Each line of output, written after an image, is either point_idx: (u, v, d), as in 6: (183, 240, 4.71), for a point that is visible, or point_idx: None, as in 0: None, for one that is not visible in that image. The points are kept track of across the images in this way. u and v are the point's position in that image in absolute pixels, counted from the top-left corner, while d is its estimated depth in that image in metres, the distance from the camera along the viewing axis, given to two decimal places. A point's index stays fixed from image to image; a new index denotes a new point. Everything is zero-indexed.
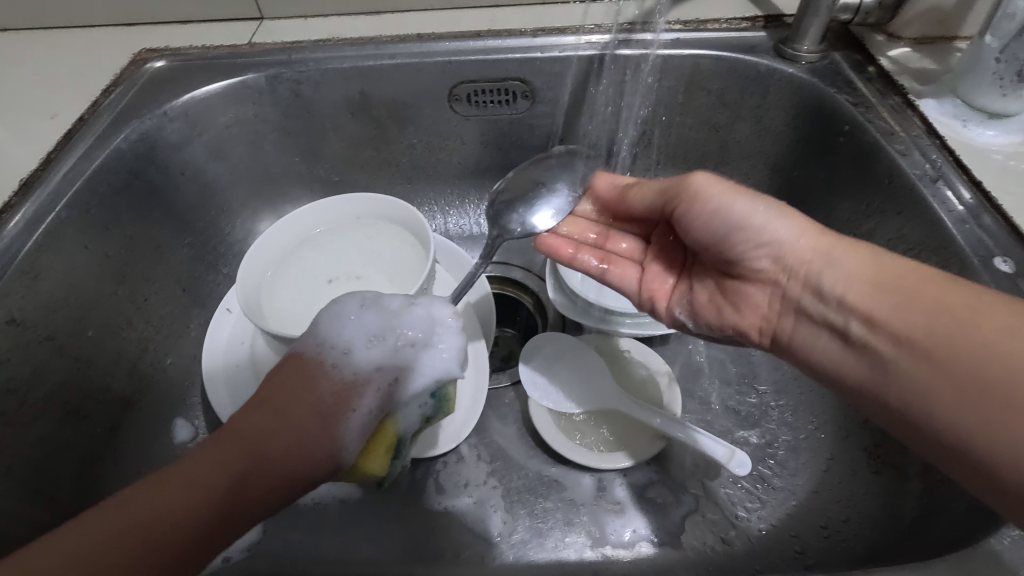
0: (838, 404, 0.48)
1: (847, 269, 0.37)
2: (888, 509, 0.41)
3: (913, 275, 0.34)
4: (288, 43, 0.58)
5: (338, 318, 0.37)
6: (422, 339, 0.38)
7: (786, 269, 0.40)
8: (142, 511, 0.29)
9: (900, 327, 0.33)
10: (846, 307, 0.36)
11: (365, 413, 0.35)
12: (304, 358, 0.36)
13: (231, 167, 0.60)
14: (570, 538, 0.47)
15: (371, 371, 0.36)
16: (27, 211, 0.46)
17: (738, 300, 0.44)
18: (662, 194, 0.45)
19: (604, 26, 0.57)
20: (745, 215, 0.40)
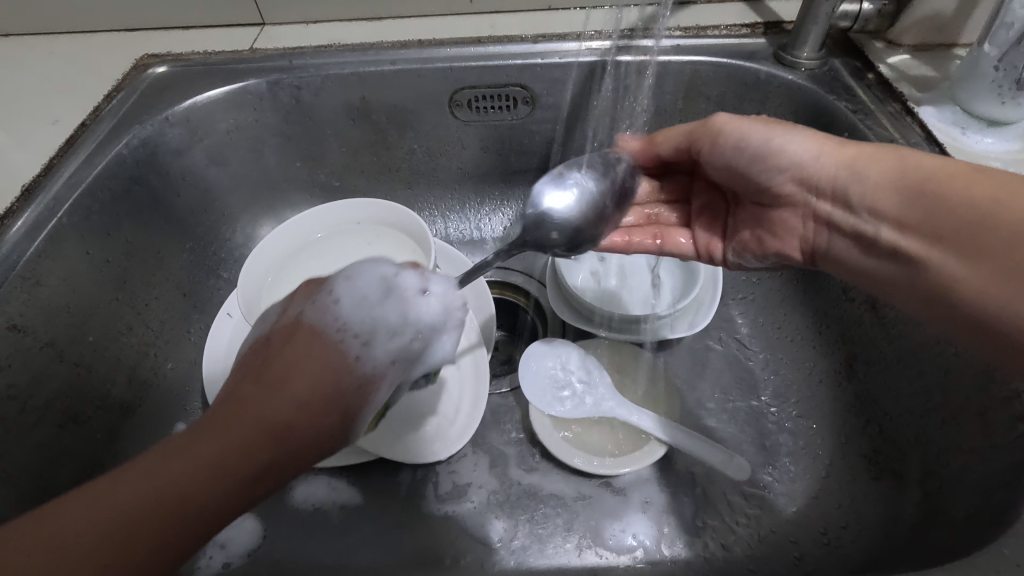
0: (839, 412, 0.50)
1: (874, 175, 0.39)
2: (888, 515, 0.43)
3: (940, 174, 0.35)
4: (289, 49, 0.59)
5: (361, 303, 0.33)
6: (435, 328, 0.35)
7: (815, 187, 0.42)
8: (149, 486, 0.28)
9: (927, 225, 0.35)
10: (875, 214, 0.39)
11: (377, 406, 0.33)
12: (321, 336, 0.32)
13: (232, 172, 0.60)
14: (570, 544, 0.47)
15: (388, 366, 0.33)
16: (28, 216, 0.46)
17: (776, 227, 0.47)
18: (687, 138, 0.48)
19: (604, 33, 0.57)
20: (772, 139, 0.43)
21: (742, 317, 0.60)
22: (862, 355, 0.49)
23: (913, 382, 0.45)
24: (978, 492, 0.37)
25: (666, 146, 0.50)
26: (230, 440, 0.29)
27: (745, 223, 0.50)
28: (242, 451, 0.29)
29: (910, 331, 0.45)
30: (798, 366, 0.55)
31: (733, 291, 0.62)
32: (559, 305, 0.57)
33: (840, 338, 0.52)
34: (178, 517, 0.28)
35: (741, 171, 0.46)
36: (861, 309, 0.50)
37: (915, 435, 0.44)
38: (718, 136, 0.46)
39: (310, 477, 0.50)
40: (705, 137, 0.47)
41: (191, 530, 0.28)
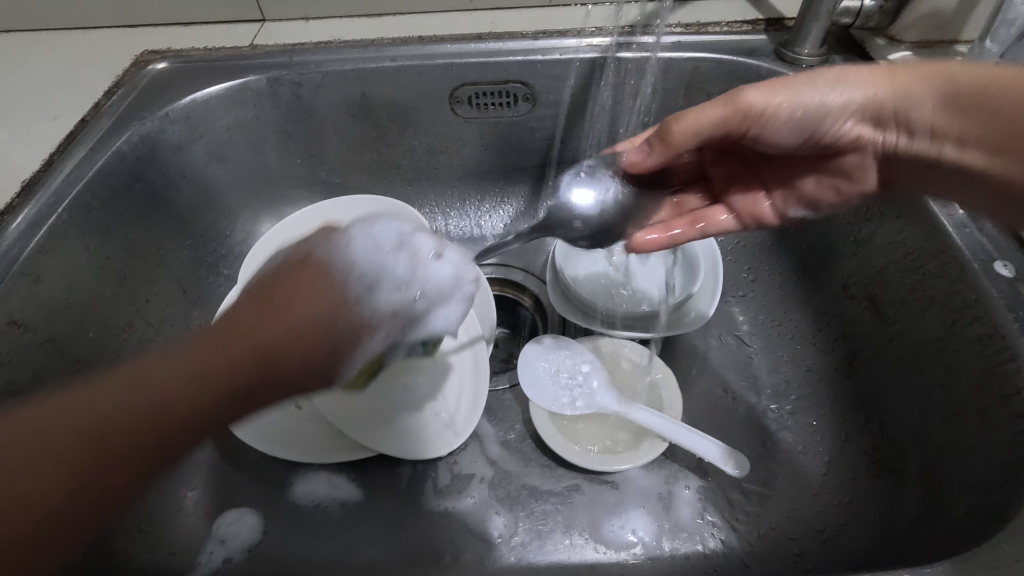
0: (839, 410, 0.50)
1: (923, 100, 0.38)
2: (886, 513, 0.43)
3: (991, 81, 0.34)
4: (290, 46, 0.59)
5: (373, 251, 0.34)
6: (437, 297, 0.37)
7: (875, 122, 0.40)
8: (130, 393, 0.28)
9: (992, 137, 0.35)
10: (938, 135, 0.38)
11: (368, 351, 0.34)
12: (329, 276, 0.32)
13: (233, 168, 0.60)
14: (570, 540, 0.47)
15: (388, 316, 0.34)
16: (28, 213, 0.46)
17: (847, 173, 0.46)
18: (720, 126, 0.44)
19: (604, 30, 0.57)
20: (812, 98, 0.41)
21: (743, 314, 0.60)
22: (863, 353, 0.50)
23: (914, 379, 0.45)
24: (977, 490, 0.37)
25: (689, 136, 0.44)
26: (214, 362, 0.29)
27: (806, 172, 0.48)
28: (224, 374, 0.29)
29: (913, 329, 0.46)
30: (798, 363, 0.55)
31: (733, 289, 0.62)
32: (560, 301, 0.57)
33: (840, 336, 0.52)
34: (151, 434, 0.28)
35: (797, 138, 0.44)
36: (861, 308, 0.51)
37: (914, 432, 0.44)
38: (757, 113, 0.42)
39: (311, 473, 0.51)
40: (747, 122, 0.43)
41: (163, 448, 0.28)
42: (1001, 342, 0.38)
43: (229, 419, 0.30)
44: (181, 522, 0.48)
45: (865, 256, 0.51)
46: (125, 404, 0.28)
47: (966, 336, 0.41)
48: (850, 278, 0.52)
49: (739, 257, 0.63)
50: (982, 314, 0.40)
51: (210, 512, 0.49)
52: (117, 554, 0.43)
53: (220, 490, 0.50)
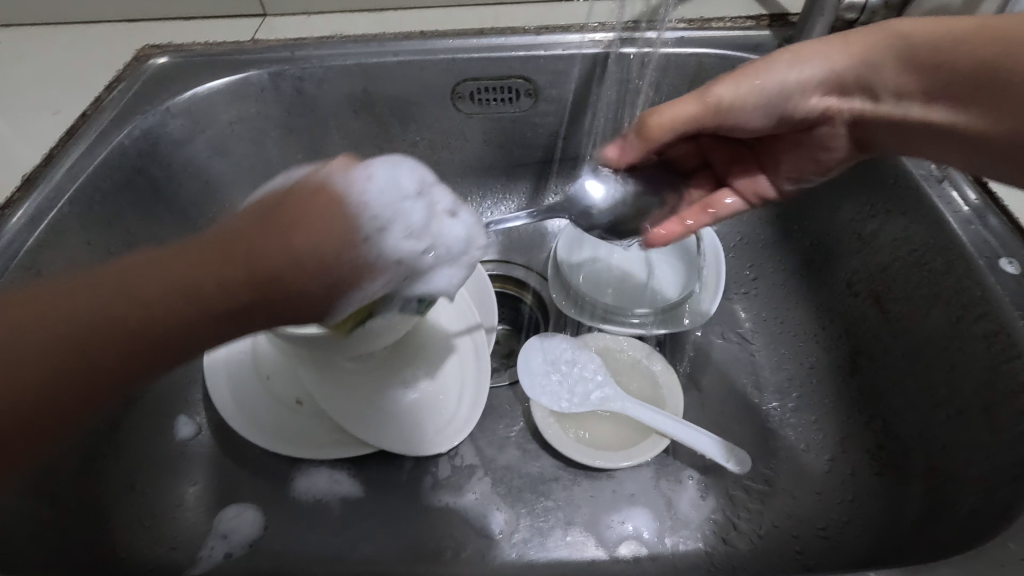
0: (843, 408, 0.50)
1: (881, 66, 0.38)
2: (890, 510, 0.43)
3: (942, 39, 0.35)
4: (291, 40, 0.58)
5: (393, 190, 0.33)
6: (444, 254, 0.37)
7: (840, 90, 0.41)
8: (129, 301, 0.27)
9: (953, 88, 0.35)
10: (904, 95, 0.38)
11: (364, 295, 0.33)
12: (342, 206, 0.30)
13: (234, 163, 0.60)
14: (571, 537, 0.47)
15: (394, 263, 0.33)
16: (29, 208, 0.46)
17: (824, 145, 0.46)
18: (697, 116, 0.45)
19: (608, 24, 0.57)
20: (771, 79, 0.42)
21: (745, 311, 0.60)
22: (868, 351, 0.49)
23: (919, 377, 0.45)
24: (982, 490, 0.37)
25: (671, 129, 0.46)
26: (215, 280, 0.28)
27: (789, 146, 0.48)
28: (218, 296, 0.28)
29: (917, 325, 0.45)
30: (801, 360, 0.55)
31: (736, 285, 0.61)
32: (561, 298, 0.57)
33: (844, 333, 0.52)
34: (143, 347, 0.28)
35: (772, 116, 0.44)
36: (865, 305, 0.50)
37: (917, 431, 0.44)
38: (726, 105, 0.44)
39: (311, 469, 0.51)
40: (716, 114, 0.45)
41: (154, 355, 0.28)
42: (1006, 339, 0.38)
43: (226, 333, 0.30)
44: (182, 517, 0.48)
45: (870, 253, 0.50)
46: (119, 316, 0.27)
47: (972, 334, 0.41)
48: (855, 274, 0.52)
49: (742, 254, 0.63)
50: (988, 312, 0.40)
51: (211, 507, 0.49)
52: (119, 546, 0.43)
53: (220, 486, 0.50)
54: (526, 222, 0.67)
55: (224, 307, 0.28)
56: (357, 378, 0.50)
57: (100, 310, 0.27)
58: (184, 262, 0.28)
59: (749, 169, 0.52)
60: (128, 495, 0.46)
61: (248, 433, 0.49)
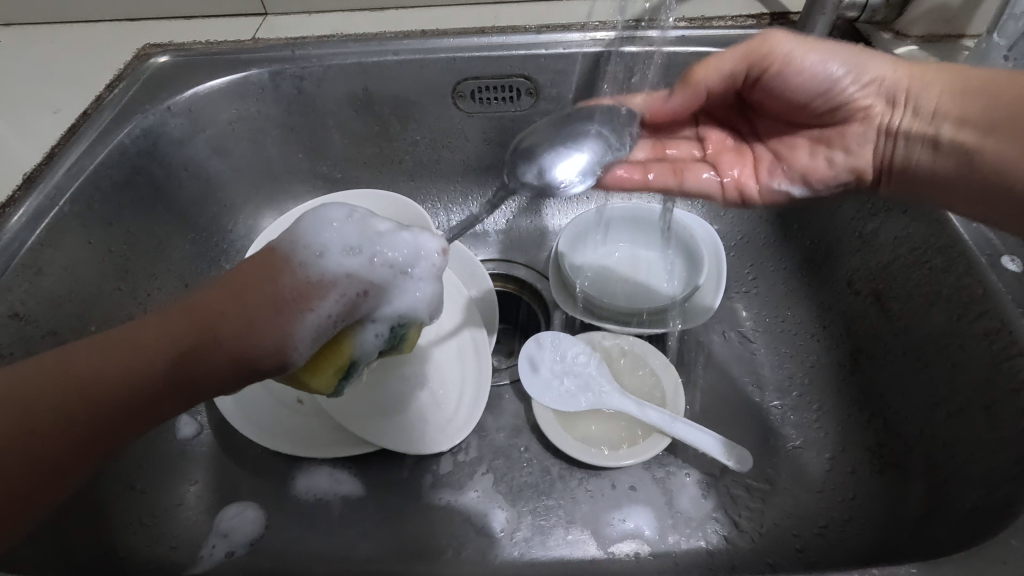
0: (844, 406, 0.50)
1: (933, 91, 0.42)
2: (891, 509, 0.43)
3: (988, 79, 0.40)
4: (292, 39, 0.58)
5: (319, 223, 0.35)
6: (401, 264, 0.37)
7: (890, 97, 0.44)
8: (89, 366, 0.30)
9: (988, 118, 0.39)
10: (939, 117, 0.42)
11: (320, 316, 0.33)
12: (275, 253, 0.34)
13: (233, 162, 0.60)
14: (571, 536, 0.47)
15: (342, 275, 0.34)
16: (29, 206, 0.46)
17: (845, 144, 0.46)
18: (745, 59, 0.46)
19: (609, 24, 0.57)
20: (828, 56, 0.44)
21: (746, 310, 0.59)
22: (868, 349, 0.49)
23: (918, 375, 0.45)
24: (982, 486, 0.37)
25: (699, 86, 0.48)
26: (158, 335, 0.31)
27: (802, 143, 0.49)
28: (153, 364, 0.31)
29: (918, 324, 0.45)
30: (802, 358, 0.55)
31: (736, 283, 0.61)
32: (561, 297, 0.57)
33: (845, 331, 0.52)
34: (85, 421, 0.30)
35: (812, 96, 0.45)
36: (867, 304, 0.50)
37: (918, 429, 0.44)
38: (774, 59, 0.45)
39: (312, 468, 0.50)
40: (766, 60, 0.45)
41: (115, 417, 0.31)
42: (1008, 337, 0.38)
43: (180, 392, 0.31)
44: (182, 516, 0.48)
45: (871, 251, 0.50)
46: (66, 391, 0.30)
47: (973, 332, 0.41)
48: (855, 273, 0.52)
49: (743, 254, 0.62)
50: (988, 309, 0.40)
51: (211, 507, 0.49)
52: (120, 547, 0.43)
53: (220, 485, 0.50)
54: (526, 221, 0.67)
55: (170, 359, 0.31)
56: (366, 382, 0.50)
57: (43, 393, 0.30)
58: (124, 337, 0.31)
59: (743, 162, 0.52)
60: (130, 493, 0.46)
61: (241, 427, 0.49)
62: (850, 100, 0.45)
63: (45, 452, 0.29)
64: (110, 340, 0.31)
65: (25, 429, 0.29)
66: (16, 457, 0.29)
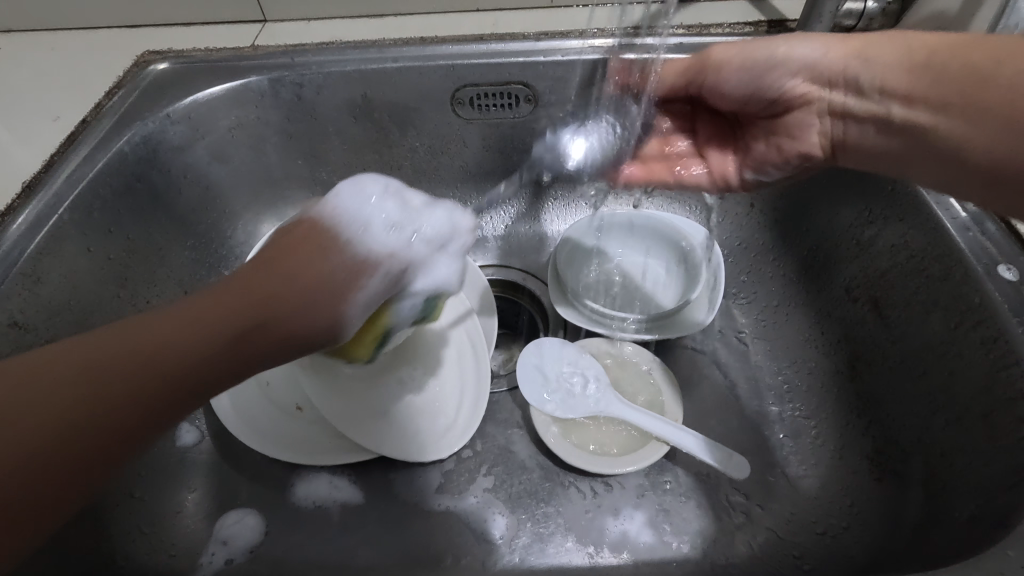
0: (841, 412, 0.50)
1: (884, 62, 0.40)
2: (892, 518, 0.43)
3: (942, 48, 0.37)
4: (292, 46, 0.58)
5: (359, 199, 0.36)
6: (435, 241, 0.38)
7: (824, 84, 0.44)
8: (145, 346, 0.29)
9: (937, 96, 0.37)
10: (887, 94, 0.41)
11: (369, 294, 0.34)
12: (322, 222, 0.34)
13: (233, 168, 0.60)
14: (571, 543, 0.47)
15: (385, 255, 0.35)
16: (29, 214, 0.46)
17: (796, 129, 0.48)
18: (685, 74, 0.52)
19: (608, 31, 0.57)
20: (766, 56, 0.46)
21: (744, 316, 0.60)
22: (867, 356, 0.50)
23: (916, 381, 0.45)
24: (980, 495, 0.37)
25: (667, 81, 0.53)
26: (214, 315, 0.30)
27: (761, 132, 0.51)
28: (204, 345, 0.29)
29: (916, 331, 0.46)
30: (801, 366, 0.55)
31: (736, 291, 0.61)
32: (556, 294, 0.57)
33: (844, 338, 0.52)
34: (140, 402, 0.29)
35: (744, 93, 0.49)
36: (865, 310, 0.51)
37: (916, 436, 0.44)
38: (715, 64, 0.49)
39: (312, 475, 0.51)
40: (704, 71, 0.50)
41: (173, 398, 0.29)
42: (1005, 346, 0.38)
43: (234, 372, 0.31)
44: (182, 524, 0.48)
45: (868, 258, 0.50)
46: (126, 367, 0.28)
47: (971, 340, 0.41)
48: (853, 280, 0.52)
49: (741, 259, 0.62)
50: (986, 317, 0.40)
51: (211, 514, 0.49)
52: (119, 555, 0.43)
53: (220, 492, 0.50)
54: (526, 227, 0.67)
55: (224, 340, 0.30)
56: (357, 387, 0.49)
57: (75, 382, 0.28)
58: (182, 314, 0.30)
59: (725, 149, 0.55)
60: (129, 501, 0.46)
61: (229, 419, 0.50)
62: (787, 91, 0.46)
63: (99, 435, 0.28)
64: (148, 323, 0.30)
65: (86, 408, 0.28)
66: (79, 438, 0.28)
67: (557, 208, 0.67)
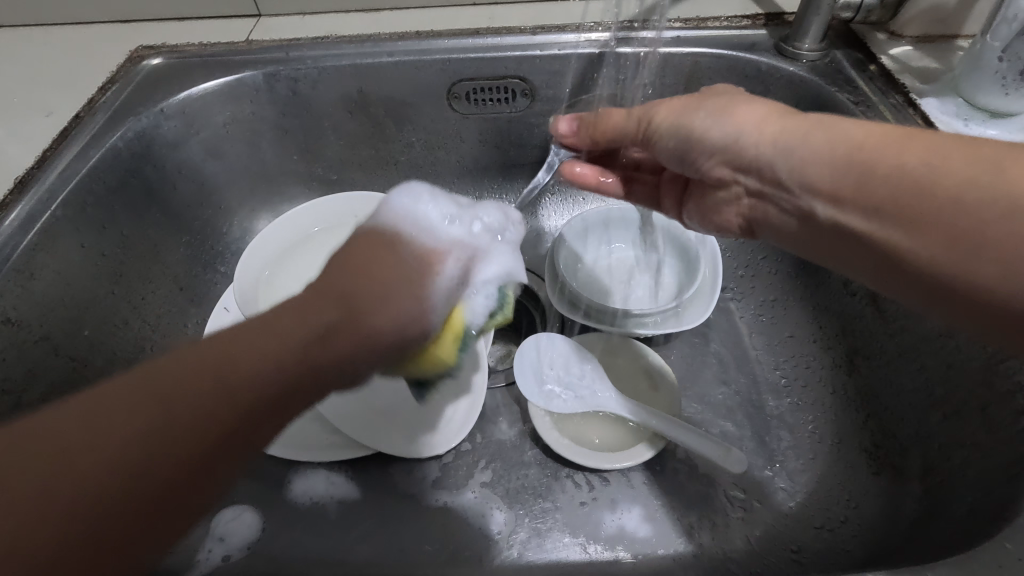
0: (840, 406, 0.50)
1: (805, 151, 0.36)
2: (890, 511, 0.42)
3: (874, 145, 0.33)
4: (286, 41, 0.58)
5: (413, 193, 0.35)
6: (496, 228, 0.37)
7: (741, 169, 0.40)
8: (222, 362, 0.26)
9: (862, 199, 0.33)
10: (810, 191, 0.36)
11: (446, 283, 0.33)
12: (382, 224, 0.33)
13: (228, 164, 0.60)
14: (570, 539, 0.47)
15: (454, 243, 0.34)
16: (22, 210, 0.45)
17: (715, 202, 0.46)
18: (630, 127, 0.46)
19: (605, 24, 0.56)
20: (694, 125, 0.41)
21: (741, 312, 0.60)
22: (864, 350, 0.49)
23: (914, 375, 0.45)
24: (978, 488, 0.37)
25: (609, 132, 0.48)
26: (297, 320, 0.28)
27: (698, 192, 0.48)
28: (287, 355, 0.27)
29: (909, 325, 0.45)
30: (799, 361, 0.54)
31: (730, 286, 0.62)
32: (551, 288, 0.57)
33: (840, 332, 0.52)
34: (226, 423, 0.25)
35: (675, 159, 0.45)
36: (863, 305, 0.50)
37: (915, 430, 0.44)
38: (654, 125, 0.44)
39: (309, 471, 0.50)
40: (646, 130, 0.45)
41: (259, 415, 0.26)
42: None
43: (324, 378, 0.28)
44: None
45: None
46: (201, 386, 0.25)
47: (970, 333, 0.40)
48: (851, 274, 0.51)
49: (739, 254, 0.62)
50: None
51: None
52: None
53: None
54: (523, 223, 0.67)
55: (310, 344, 0.27)
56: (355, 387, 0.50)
57: (140, 411, 0.24)
58: (258, 326, 0.27)
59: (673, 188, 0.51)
60: None
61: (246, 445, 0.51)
62: (709, 173, 0.43)
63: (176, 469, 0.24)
64: (219, 341, 0.27)
65: (160, 440, 0.24)
66: (154, 473, 0.24)
67: (554, 204, 0.67)
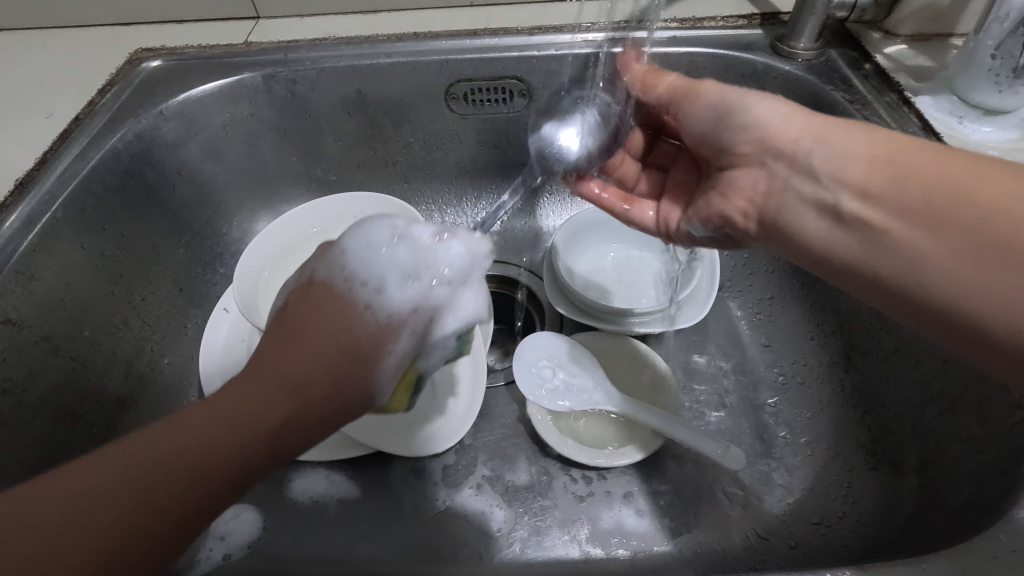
0: (837, 402, 0.50)
1: (844, 147, 0.37)
2: (886, 505, 0.43)
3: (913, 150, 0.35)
4: (284, 42, 0.58)
5: (367, 250, 0.32)
6: (461, 278, 0.34)
7: (770, 150, 0.40)
8: (190, 440, 0.28)
9: (895, 197, 0.34)
10: (837, 182, 0.37)
11: (398, 357, 0.32)
12: (330, 288, 0.31)
13: (227, 165, 0.60)
14: (569, 535, 0.47)
15: (407, 312, 0.32)
16: (20, 213, 0.46)
17: (726, 186, 0.44)
18: (671, 92, 0.46)
19: (598, 24, 0.57)
20: (740, 99, 0.42)
21: (741, 310, 0.60)
22: (861, 346, 0.49)
23: (909, 369, 0.45)
24: (975, 482, 0.37)
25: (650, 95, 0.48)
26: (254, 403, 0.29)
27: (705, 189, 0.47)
28: (246, 442, 0.28)
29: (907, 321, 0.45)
30: (796, 358, 0.55)
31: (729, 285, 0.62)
32: (547, 283, 0.57)
33: (837, 329, 0.52)
34: (193, 496, 0.28)
35: (718, 141, 0.44)
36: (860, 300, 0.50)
37: (912, 425, 0.44)
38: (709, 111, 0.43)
39: (309, 470, 0.50)
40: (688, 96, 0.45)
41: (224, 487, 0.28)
42: None
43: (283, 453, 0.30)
44: None
45: None
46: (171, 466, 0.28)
47: None
48: None
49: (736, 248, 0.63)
50: None
51: None
52: None
53: None
54: (521, 223, 0.67)
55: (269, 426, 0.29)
56: None
57: (110, 494, 0.27)
58: (222, 407, 0.29)
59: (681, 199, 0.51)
60: None
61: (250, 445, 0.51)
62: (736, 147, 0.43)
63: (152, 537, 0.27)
64: (188, 421, 0.29)
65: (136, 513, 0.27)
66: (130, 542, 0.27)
67: (553, 204, 0.68)
